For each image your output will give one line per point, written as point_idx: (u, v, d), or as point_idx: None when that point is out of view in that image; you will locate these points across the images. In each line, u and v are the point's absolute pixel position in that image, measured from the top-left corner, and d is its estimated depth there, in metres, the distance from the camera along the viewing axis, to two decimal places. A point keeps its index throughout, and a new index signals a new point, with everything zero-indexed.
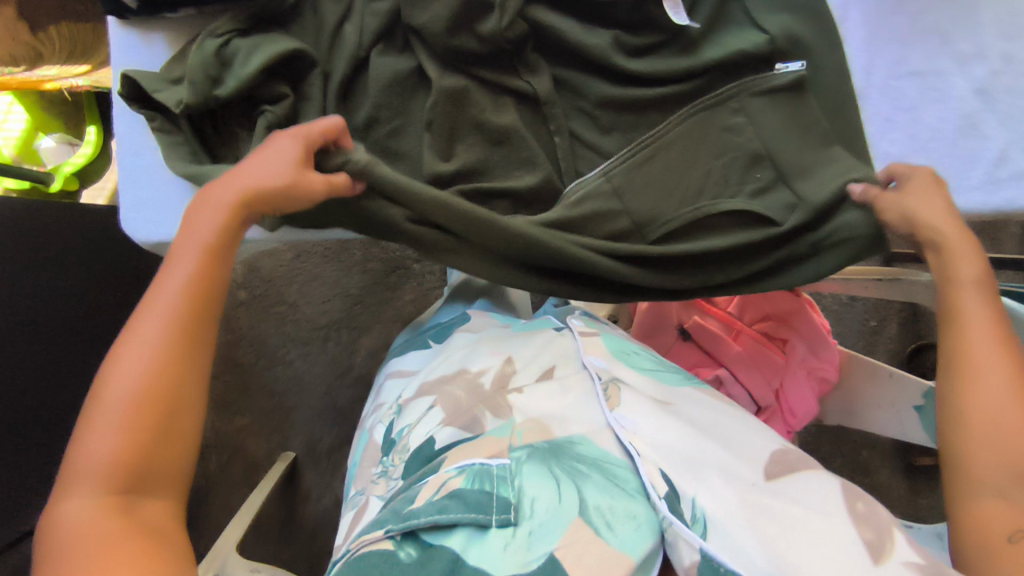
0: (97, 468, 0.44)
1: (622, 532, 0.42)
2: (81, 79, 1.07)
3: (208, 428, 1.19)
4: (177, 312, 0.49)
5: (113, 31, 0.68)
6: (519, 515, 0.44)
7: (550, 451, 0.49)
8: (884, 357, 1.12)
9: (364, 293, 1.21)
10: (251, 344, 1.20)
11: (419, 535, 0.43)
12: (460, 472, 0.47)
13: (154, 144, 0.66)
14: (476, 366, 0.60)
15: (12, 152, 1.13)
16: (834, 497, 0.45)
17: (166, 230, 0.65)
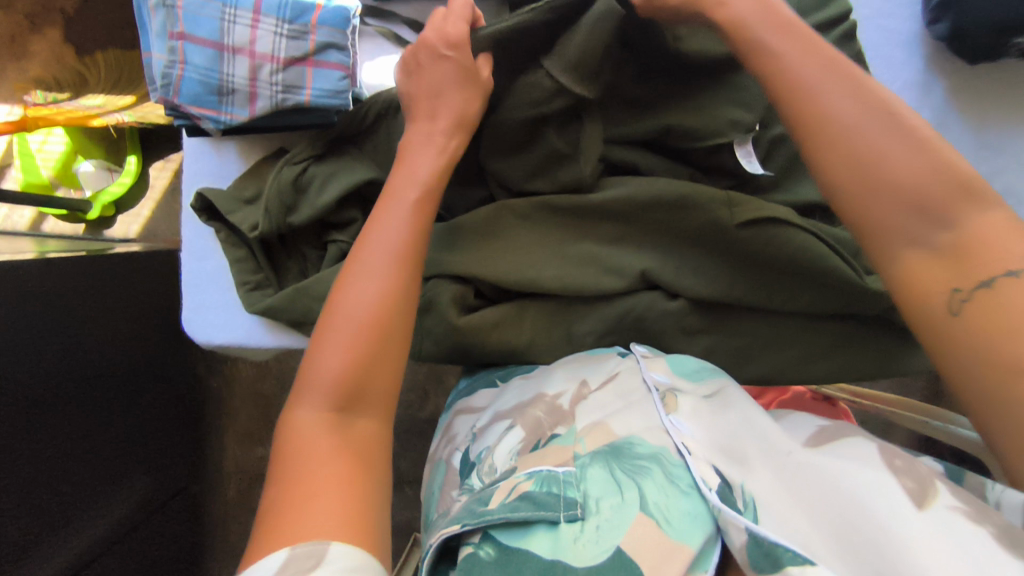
0: (324, 380, 0.48)
1: (679, 527, 0.43)
2: (124, 116, 1.05)
3: (228, 457, 1.19)
4: (399, 251, 0.53)
5: (187, 143, 0.71)
6: (586, 511, 0.45)
7: (612, 453, 0.49)
8: (907, 436, 1.13)
9: None
10: (276, 378, 1.20)
11: (495, 536, 0.46)
12: (529, 477, 0.48)
13: (220, 253, 0.69)
14: (552, 390, 0.58)
15: (51, 173, 1.15)
16: (871, 457, 0.45)
17: (228, 335, 0.68)
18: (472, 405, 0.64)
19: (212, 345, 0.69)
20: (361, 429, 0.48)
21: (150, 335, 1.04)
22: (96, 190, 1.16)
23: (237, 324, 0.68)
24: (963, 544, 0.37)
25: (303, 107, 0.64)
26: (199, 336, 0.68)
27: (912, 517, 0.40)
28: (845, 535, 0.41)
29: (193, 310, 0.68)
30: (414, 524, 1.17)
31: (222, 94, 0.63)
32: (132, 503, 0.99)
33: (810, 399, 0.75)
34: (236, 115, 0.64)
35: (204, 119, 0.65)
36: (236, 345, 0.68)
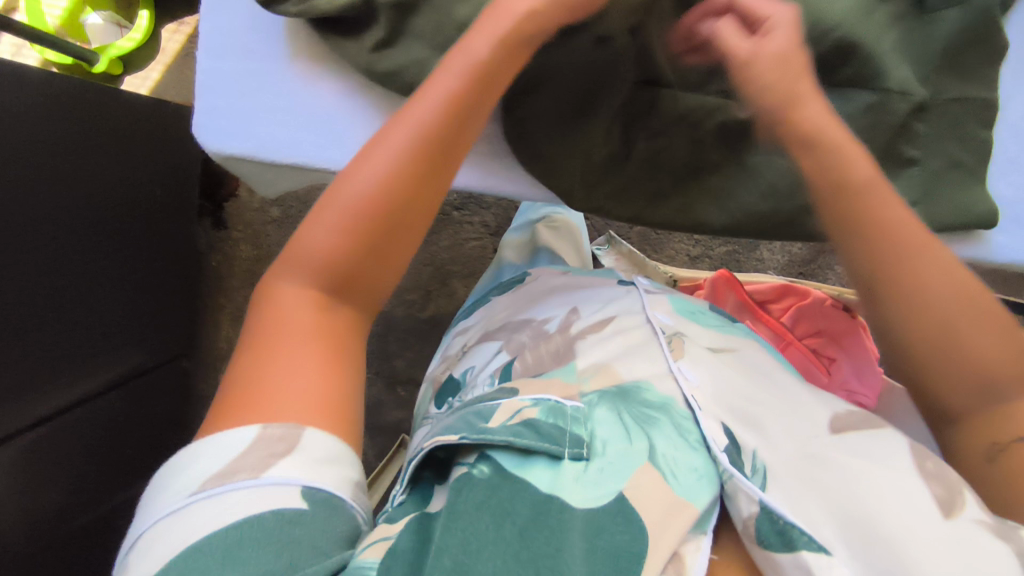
0: (310, 296, 0.44)
1: (687, 482, 0.37)
2: None
3: (223, 338, 1.19)
4: (457, 111, 0.48)
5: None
6: (592, 451, 0.39)
7: (620, 397, 0.44)
8: None
9: None
10: None
11: (493, 455, 0.39)
12: (535, 403, 0.42)
13: (245, 52, 0.59)
14: (541, 316, 0.58)
15: (57, 23, 1.06)
16: (900, 456, 0.40)
17: (246, 144, 0.58)
18: (468, 326, 0.67)
19: (220, 156, 0.59)
20: (366, 285, 0.47)
21: (151, 193, 1.01)
22: (105, 45, 1.11)
23: (256, 134, 0.58)
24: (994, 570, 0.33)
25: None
26: (207, 138, 0.58)
27: (938, 529, 0.35)
28: (860, 524, 0.35)
29: (207, 112, 0.58)
30: (406, 425, 1.14)
31: None
32: (122, 364, 0.96)
33: (829, 304, 0.76)
34: None
35: None
36: (251, 158, 0.59)
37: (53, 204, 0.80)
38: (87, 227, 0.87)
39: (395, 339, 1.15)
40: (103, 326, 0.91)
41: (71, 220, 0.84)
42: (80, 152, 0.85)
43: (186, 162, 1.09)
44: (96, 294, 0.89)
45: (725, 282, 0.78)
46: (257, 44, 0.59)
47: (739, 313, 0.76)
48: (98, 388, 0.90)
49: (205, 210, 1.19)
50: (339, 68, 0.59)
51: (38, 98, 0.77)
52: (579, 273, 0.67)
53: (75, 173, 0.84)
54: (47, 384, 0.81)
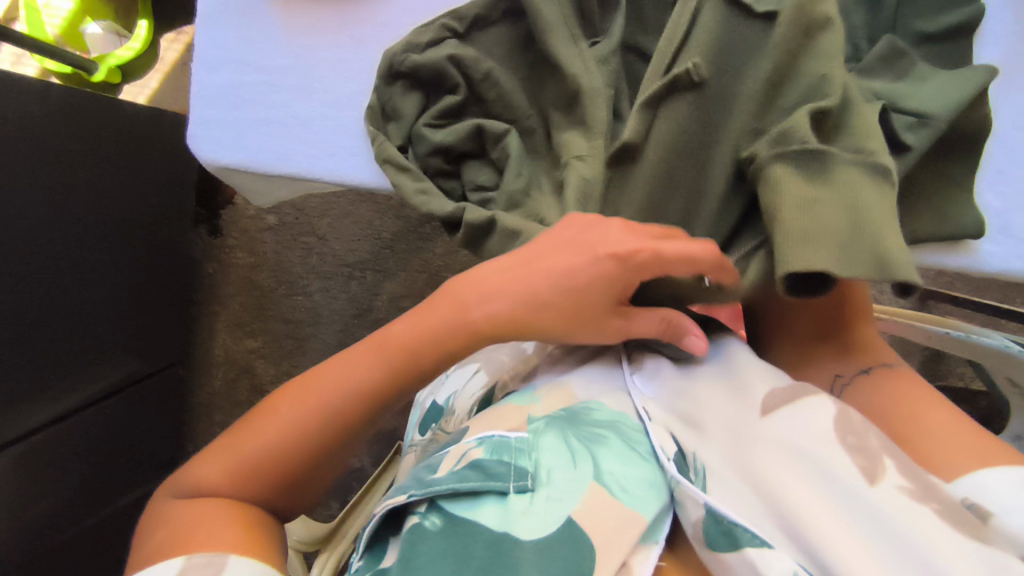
0: (268, 463, 0.43)
1: (635, 493, 0.38)
2: None
3: (218, 346, 1.18)
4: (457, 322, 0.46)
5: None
6: (537, 482, 0.39)
7: (568, 419, 0.43)
8: None
9: (395, 239, 1.17)
10: (273, 271, 1.19)
11: (443, 505, 0.38)
12: (480, 443, 0.41)
13: (236, 60, 0.58)
14: (518, 332, 0.58)
15: (56, 32, 1.06)
16: (826, 428, 0.39)
17: (238, 155, 0.57)
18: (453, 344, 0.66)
19: (213, 166, 0.58)
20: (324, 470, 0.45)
21: (147, 201, 1.01)
22: (103, 53, 1.12)
23: (248, 143, 0.57)
24: (914, 532, 0.34)
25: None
26: (201, 149, 0.57)
27: (861, 505, 0.35)
28: (787, 507, 0.36)
29: (202, 122, 0.57)
30: None
31: None
32: (116, 373, 0.96)
33: None
34: None
35: None
36: (243, 169, 0.57)
37: (47, 212, 0.80)
38: (82, 235, 0.87)
39: None
40: (98, 335, 0.91)
41: (67, 228, 0.84)
42: (76, 161, 0.85)
43: (182, 170, 1.09)
44: (91, 302, 0.90)
45: None
46: (252, 53, 0.58)
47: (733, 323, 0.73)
48: (91, 397, 0.90)
49: (201, 218, 1.20)
50: (334, 77, 0.58)
51: (34, 107, 0.78)
52: None
53: (71, 182, 0.84)
54: (42, 392, 0.81)
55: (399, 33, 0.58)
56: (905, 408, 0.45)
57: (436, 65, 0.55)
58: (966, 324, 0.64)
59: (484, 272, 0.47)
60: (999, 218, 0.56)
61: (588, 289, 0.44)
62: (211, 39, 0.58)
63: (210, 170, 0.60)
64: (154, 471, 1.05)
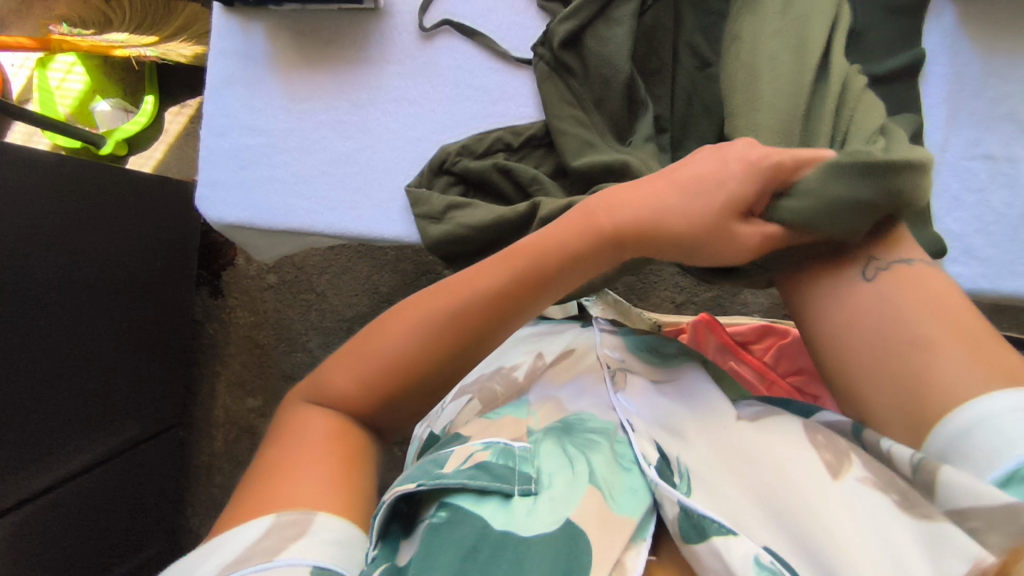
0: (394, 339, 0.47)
1: (622, 498, 0.41)
2: (150, 50, 1.06)
3: (219, 407, 1.19)
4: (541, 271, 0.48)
5: (215, 17, 0.63)
6: (540, 485, 0.42)
7: (564, 429, 0.47)
8: None
9: (392, 293, 1.20)
10: (273, 329, 1.21)
11: (450, 500, 0.42)
12: (486, 447, 0.45)
13: (241, 124, 0.62)
14: (509, 363, 0.61)
15: (68, 110, 1.15)
16: (794, 432, 0.42)
17: (243, 213, 0.61)
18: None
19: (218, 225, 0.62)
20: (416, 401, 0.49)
21: (150, 266, 1.04)
22: (111, 129, 1.17)
23: (253, 202, 0.61)
24: (881, 524, 0.35)
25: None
26: (207, 210, 0.61)
27: (826, 493, 0.37)
28: (763, 500, 0.39)
29: (208, 185, 0.61)
30: None
31: None
32: (117, 436, 0.97)
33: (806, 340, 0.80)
34: None
35: None
36: (249, 226, 0.61)
37: (54, 277, 0.83)
38: (86, 299, 0.90)
39: None
40: (99, 399, 0.93)
41: (72, 295, 0.87)
42: (82, 232, 0.89)
43: (186, 235, 1.14)
44: (93, 367, 0.91)
45: (706, 324, 0.80)
46: (255, 120, 0.62)
47: (721, 353, 0.78)
48: (94, 459, 0.91)
49: (204, 279, 1.23)
50: (333, 137, 0.62)
51: (43, 181, 0.82)
52: (549, 321, 0.70)
53: (77, 250, 0.88)
54: (43, 456, 0.82)
55: (395, 95, 0.63)
56: (909, 313, 0.44)
57: (485, 174, 0.60)
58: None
59: (624, 193, 0.49)
60: (960, 241, 0.60)
61: (705, 217, 0.47)
62: (218, 109, 0.62)
63: (215, 229, 0.63)
64: (152, 536, 1.05)
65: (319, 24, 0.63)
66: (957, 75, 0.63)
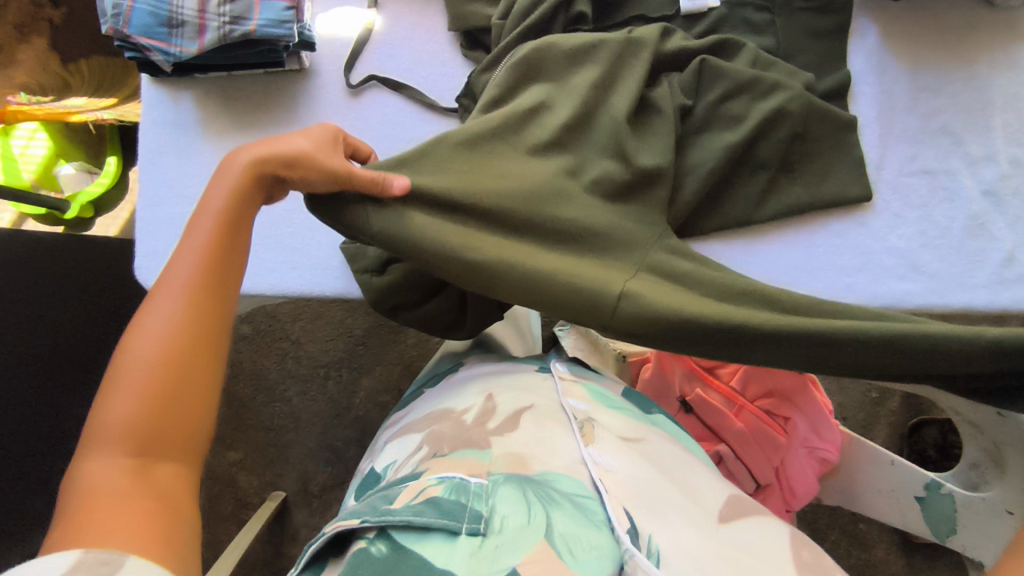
0: (122, 419, 0.37)
1: (584, 559, 0.40)
2: (108, 113, 1.07)
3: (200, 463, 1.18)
4: (195, 276, 0.42)
5: (144, 90, 0.63)
6: (489, 527, 0.42)
7: (527, 477, 0.46)
8: (885, 431, 1.08)
9: (367, 335, 1.19)
10: (250, 380, 1.20)
11: (392, 534, 0.42)
12: (440, 482, 0.45)
13: (176, 191, 0.62)
14: (461, 406, 0.58)
15: (32, 177, 1.15)
16: (782, 548, 0.46)
17: None
18: (400, 418, 0.65)
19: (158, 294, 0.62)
20: (167, 469, 0.38)
21: None
22: (76, 191, 1.17)
23: None
24: None
25: (251, 40, 0.57)
26: (145, 281, 0.61)
27: None
28: None
29: (144, 255, 0.61)
30: None
31: (173, 26, 0.56)
32: None
33: (775, 364, 0.78)
34: (185, 46, 0.56)
35: (153, 51, 0.57)
36: None
37: None
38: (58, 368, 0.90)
39: None
40: None
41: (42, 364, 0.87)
42: (47, 300, 0.89)
43: None
44: None
45: (669, 353, 0.79)
46: (190, 187, 0.62)
47: (688, 381, 0.77)
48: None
49: None
50: None
51: None
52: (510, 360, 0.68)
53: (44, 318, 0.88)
54: None
55: None
56: None
57: None
58: None
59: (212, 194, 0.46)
60: (905, 257, 0.60)
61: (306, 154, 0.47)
62: (152, 180, 0.62)
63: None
64: None
65: (247, 89, 0.63)
66: (887, 92, 0.63)
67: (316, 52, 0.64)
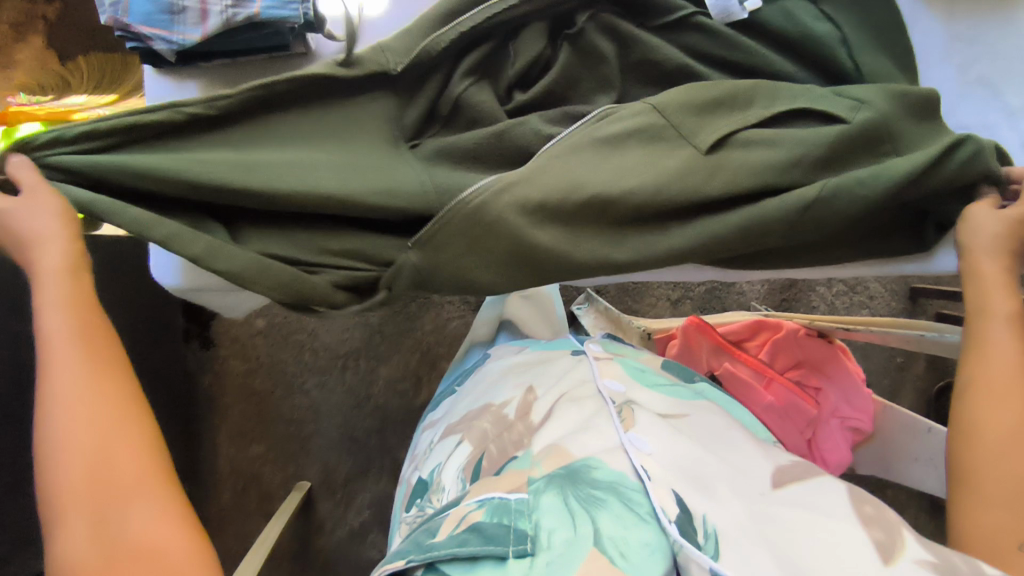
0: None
1: (638, 560, 0.40)
2: (109, 110, 1.05)
3: (223, 457, 1.18)
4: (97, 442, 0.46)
5: (147, 80, 0.61)
6: (537, 546, 0.41)
7: (568, 477, 0.45)
8: (911, 395, 1.07)
9: (383, 322, 1.19)
10: (268, 373, 1.19)
11: (440, 567, 0.41)
12: (480, 506, 0.44)
13: None
14: (499, 399, 0.59)
15: None
16: (839, 505, 0.43)
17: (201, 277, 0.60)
18: (436, 420, 0.66)
19: (178, 292, 0.61)
20: None
21: (139, 325, 1.04)
22: None
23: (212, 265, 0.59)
24: None
25: (256, 23, 0.55)
26: (165, 280, 0.60)
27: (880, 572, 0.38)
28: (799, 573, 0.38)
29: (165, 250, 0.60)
30: None
31: (174, 14, 0.54)
32: None
33: (803, 334, 0.77)
34: (188, 34, 0.54)
35: (154, 40, 0.55)
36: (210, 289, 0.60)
37: None
38: None
39: (394, 431, 1.16)
40: None
41: None
42: None
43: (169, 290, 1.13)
44: None
45: (695, 328, 0.77)
46: None
47: (716, 355, 0.76)
48: None
49: (193, 331, 1.19)
50: None
51: None
52: (537, 347, 0.69)
53: None
54: None
55: None
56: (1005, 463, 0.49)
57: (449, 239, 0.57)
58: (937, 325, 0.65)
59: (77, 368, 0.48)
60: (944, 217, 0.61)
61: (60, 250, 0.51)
62: None
63: (176, 296, 0.62)
64: None
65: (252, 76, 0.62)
66: (922, 45, 0.64)
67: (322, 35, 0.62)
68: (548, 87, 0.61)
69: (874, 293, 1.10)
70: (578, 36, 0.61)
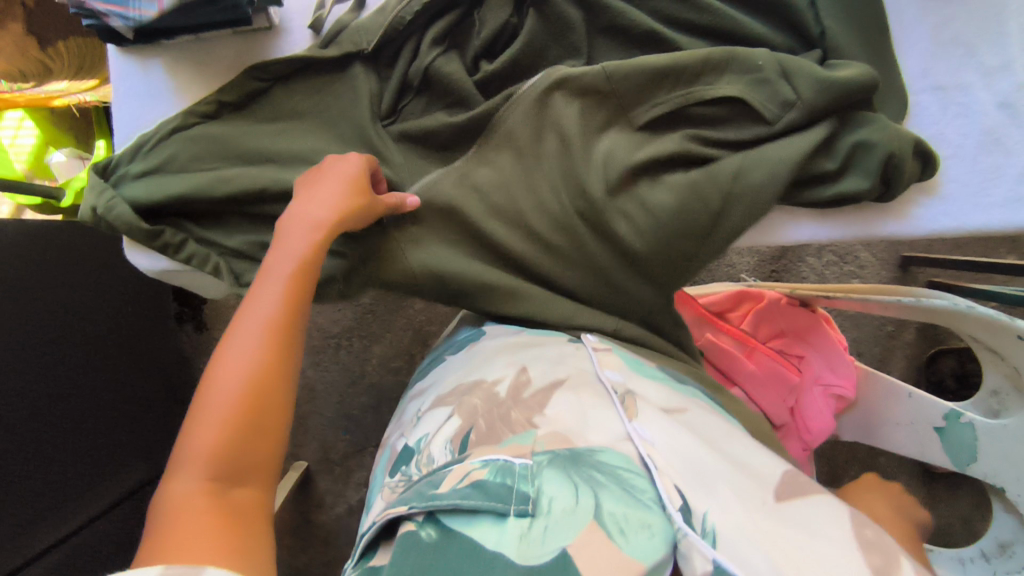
0: (204, 446, 0.41)
1: (639, 544, 0.39)
2: (89, 95, 1.06)
3: None
4: (269, 322, 0.47)
5: (113, 61, 0.61)
6: (537, 509, 0.41)
7: (571, 459, 0.44)
8: (903, 361, 1.06)
9: (374, 302, 1.19)
10: None
11: (440, 519, 0.42)
12: (484, 465, 0.44)
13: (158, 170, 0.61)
14: (492, 376, 0.56)
15: (25, 166, 1.13)
16: (840, 521, 0.43)
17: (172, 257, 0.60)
18: (425, 390, 0.65)
19: (153, 273, 0.61)
20: (247, 482, 0.42)
21: (127, 309, 1.04)
22: (69, 178, 1.13)
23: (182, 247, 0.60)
24: None
25: None
26: (138, 262, 0.60)
27: None
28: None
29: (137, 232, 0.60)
30: None
31: None
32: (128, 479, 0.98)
33: (786, 303, 0.76)
34: (144, 10, 0.54)
35: (111, 16, 0.54)
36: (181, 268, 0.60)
37: (37, 332, 0.84)
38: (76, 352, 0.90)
39: (388, 409, 1.16)
40: (104, 445, 0.94)
41: (59, 346, 0.87)
42: (57, 286, 0.89)
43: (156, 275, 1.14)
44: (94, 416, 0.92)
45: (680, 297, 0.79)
46: None
47: (698, 326, 0.77)
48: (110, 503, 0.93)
49: (186, 315, 1.21)
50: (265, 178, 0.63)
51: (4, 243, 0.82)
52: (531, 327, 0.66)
53: (56, 304, 0.89)
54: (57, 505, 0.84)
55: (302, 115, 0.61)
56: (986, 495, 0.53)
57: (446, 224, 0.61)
58: (922, 290, 0.62)
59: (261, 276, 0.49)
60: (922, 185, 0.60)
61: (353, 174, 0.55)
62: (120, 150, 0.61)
63: (152, 277, 0.62)
64: None
65: (213, 53, 0.61)
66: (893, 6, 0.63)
67: (284, 8, 0.61)
68: (514, 57, 0.61)
69: (865, 261, 1.09)
70: (544, 3, 0.60)
